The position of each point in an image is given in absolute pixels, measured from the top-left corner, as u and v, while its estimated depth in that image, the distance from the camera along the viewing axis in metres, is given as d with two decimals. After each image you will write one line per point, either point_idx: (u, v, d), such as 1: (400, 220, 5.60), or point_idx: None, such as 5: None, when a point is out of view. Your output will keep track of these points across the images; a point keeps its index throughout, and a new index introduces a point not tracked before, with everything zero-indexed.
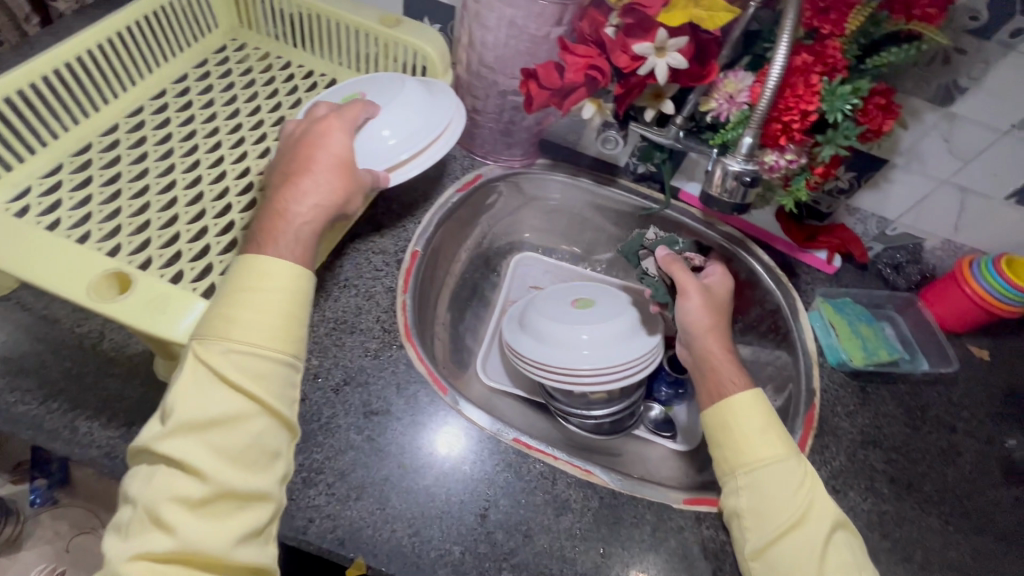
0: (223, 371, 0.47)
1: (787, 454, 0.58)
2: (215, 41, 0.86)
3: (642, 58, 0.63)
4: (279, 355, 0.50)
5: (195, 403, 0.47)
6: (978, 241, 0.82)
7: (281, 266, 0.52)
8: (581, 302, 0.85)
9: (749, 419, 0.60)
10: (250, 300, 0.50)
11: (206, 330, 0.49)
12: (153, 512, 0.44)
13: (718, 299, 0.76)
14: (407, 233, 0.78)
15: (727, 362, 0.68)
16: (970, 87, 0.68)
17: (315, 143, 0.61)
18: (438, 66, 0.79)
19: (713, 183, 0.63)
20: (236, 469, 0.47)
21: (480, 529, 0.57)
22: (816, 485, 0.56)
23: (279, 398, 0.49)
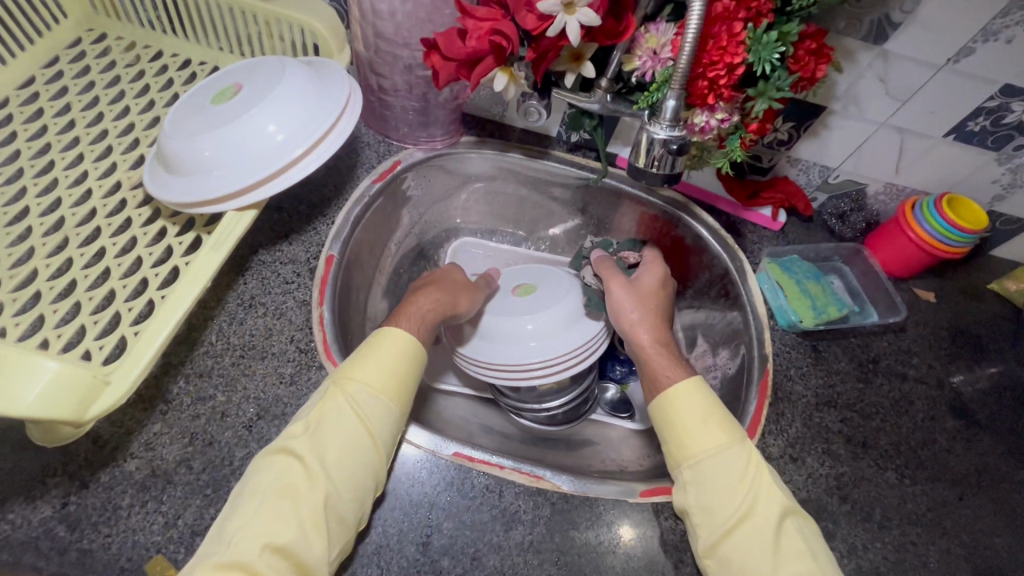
0: (357, 405, 0.53)
1: (731, 442, 0.57)
2: (67, 34, 0.74)
3: (550, 17, 0.55)
4: (392, 402, 0.55)
5: (325, 427, 0.52)
6: (920, 183, 0.80)
7: (399, 332, 0.59)
8: (523, 288, 0.79)
9: (691, 409, 0.59)
10: (385, 353, 0.57)
11: (354, 371, 0.56)
12: (278, 506, 0.48)
13: (646, 292, 0.73)
14: (319, 237, 0.70)
15: (662, 356, 0.66)
16: (903, 21, 0.63)
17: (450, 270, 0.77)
18: (330, 42, 0.69)
19: (639, 155, 0.57)
20: (345, 492, 0.50)
21: (423, 559, 0.53)
22: (761, 472, 0.55)
23: (384, 439, 0.53)
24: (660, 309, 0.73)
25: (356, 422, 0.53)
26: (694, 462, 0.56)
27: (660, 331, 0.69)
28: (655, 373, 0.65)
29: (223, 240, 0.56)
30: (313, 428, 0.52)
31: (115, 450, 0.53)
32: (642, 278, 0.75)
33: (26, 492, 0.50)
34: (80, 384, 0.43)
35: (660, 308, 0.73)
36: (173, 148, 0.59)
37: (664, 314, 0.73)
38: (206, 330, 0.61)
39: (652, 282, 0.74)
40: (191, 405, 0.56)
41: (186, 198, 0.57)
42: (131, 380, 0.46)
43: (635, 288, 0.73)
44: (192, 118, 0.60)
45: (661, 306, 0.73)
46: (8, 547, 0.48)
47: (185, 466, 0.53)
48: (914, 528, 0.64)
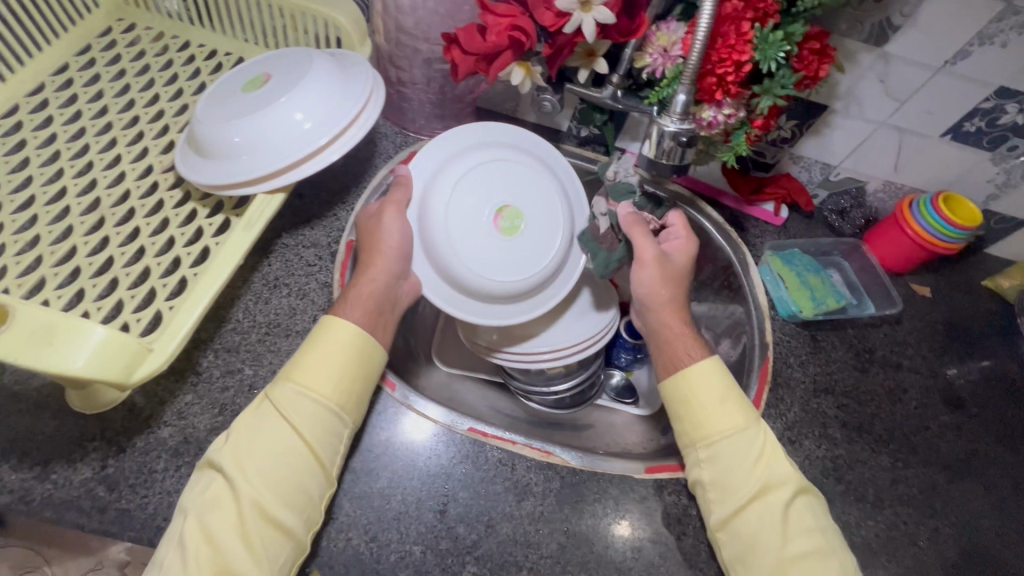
0: (287, 410, 0.52)
1: (746, 425, 0.59)
2: (98, 23, 0.76)
3: (567, 14, 0.58)
4: (325, 405, 0.53)
5: (252, 436, 0.51)
6: (916, 182, 0.83)
7: (348, 325, 0.56)
8: (506, 217, 0.63)
9: (713, 391, 0.60)
10: (314, 354, 0.54)
11: (283, 374, 0.54)
12: (201, 520, 0.48)
13: (680, 264, 0.69)
14: (339, 222, 0.73)
15: (685, 332, 0.65)
16: (903, 24, 0.66)
17: (382, 215, 0.63)
18: (354, 36, 0.72)
19: (650, 147, 0.60)
20: (275, 500, 0.49)
21: (440, 526, 0.56)
22: (774, 451, 0.58)
23: (321, 444, 0.52)
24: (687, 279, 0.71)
25: (288, 428, 0.51)
26: (712, 441, 0.59)
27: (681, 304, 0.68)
28: (676, 342, 0.64)
29: (255, 220, 0.59)
30: (239, 438, 0.51)
31: (150, 418, 0.56)
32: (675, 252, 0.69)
33: (68, 455, 0.53)
34: (125, 351, 0.46)
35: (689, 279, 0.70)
36: (205, 133, 0.61)
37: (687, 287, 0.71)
38: (233, 308, 0.64)
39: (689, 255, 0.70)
40: (221, 378, 0.59)
41: (217, 181, 0.60)
42: (171, 347, 0.49)
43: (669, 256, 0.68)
44: (224, 105, 0.63)
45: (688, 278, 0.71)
46: (51, 505, 0.51)
47: (216, 435, 0.56)
48: (905, 508, 0.67)
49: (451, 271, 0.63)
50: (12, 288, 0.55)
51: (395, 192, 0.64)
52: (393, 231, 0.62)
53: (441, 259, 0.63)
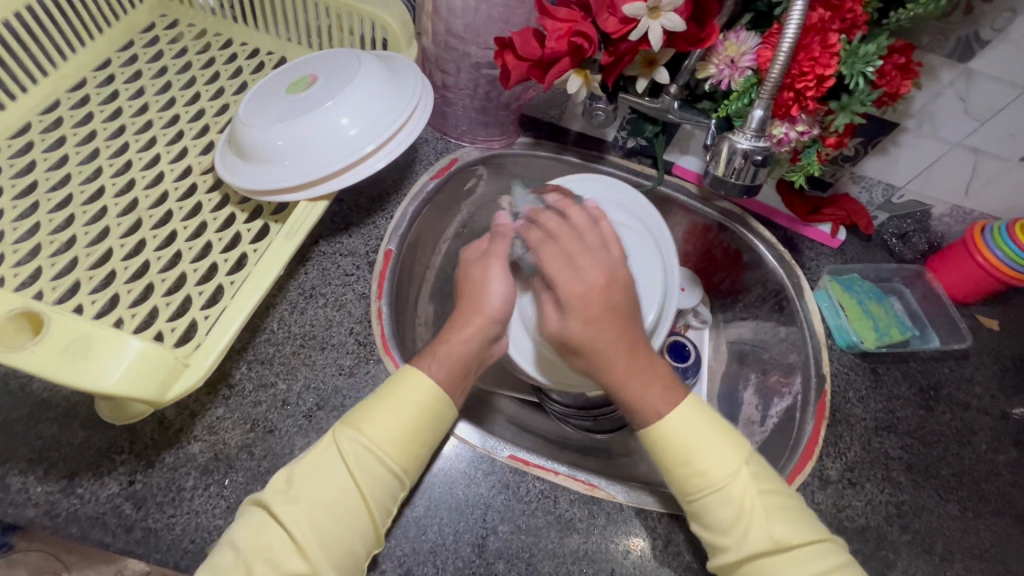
0: (351, 463, 0.48)
1: (720, 483, 0.51)
2: (141, 19, 0.74)
3: (634, 20, 0.54)
4: (392, 463, 0.49)
5: (311, 485, 0.48)
6: (987, 207, 0.77)
7: (425, 384, 0.52)
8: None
9: (684, 443, 0.52)
10: (392, 408, 0.51)
11: (355, 422, 0.51)
12: (248, 566, 0.44)
13: (590, 295, 0.59)
14: (378, 230, 0.70)
15: (631, 360, 0.57)
16: (993, 39, 0.60)
17: (488, 267, 0.65)
18: (400, 39, 0.69)
19: (718, 164, 0.57)
20: (326, 558, 0.45)
21: (479, 560, 0.53)
22: (750, 511, 0.50)
23: (381, 501, 0.49)
24: (610, 303, 0.59)
25: (352, 483, 0.48)
26: (688, 498, 0.52)
27: (626, 332, 0.59)
28: (634, 398, 0.56)
29: (296, 231, 0.57)
30: (295, 484, 0.48)
31: (180, 432, 0.53)
32: (583, 270, 0.60)
33: (94, 468, 0.51)
34: (161, 365, 0.44)
35: (612, 321, 0.58)
36: (248, 137, 0.59)
37: (621, 311, 0.59)
38: (268, 318, 0.61)
39: (569, 286, 0.60)
40: (253, 391, 0.57)
41: (257, 186, 0.58)
42: (209, 360, 0.48)
43: (571, 297, 0.59)
44: (267, 107, 0.61)
45: (608, 305, 0.59)
46: (76, 522, 0.49)
47: (247, 452, 0.53)
48: (977, 563, 0.62)
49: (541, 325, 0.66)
50: (45, 292, 0.53)
51: (498, 243, 0.67)
52: (497, 291, 0.64)
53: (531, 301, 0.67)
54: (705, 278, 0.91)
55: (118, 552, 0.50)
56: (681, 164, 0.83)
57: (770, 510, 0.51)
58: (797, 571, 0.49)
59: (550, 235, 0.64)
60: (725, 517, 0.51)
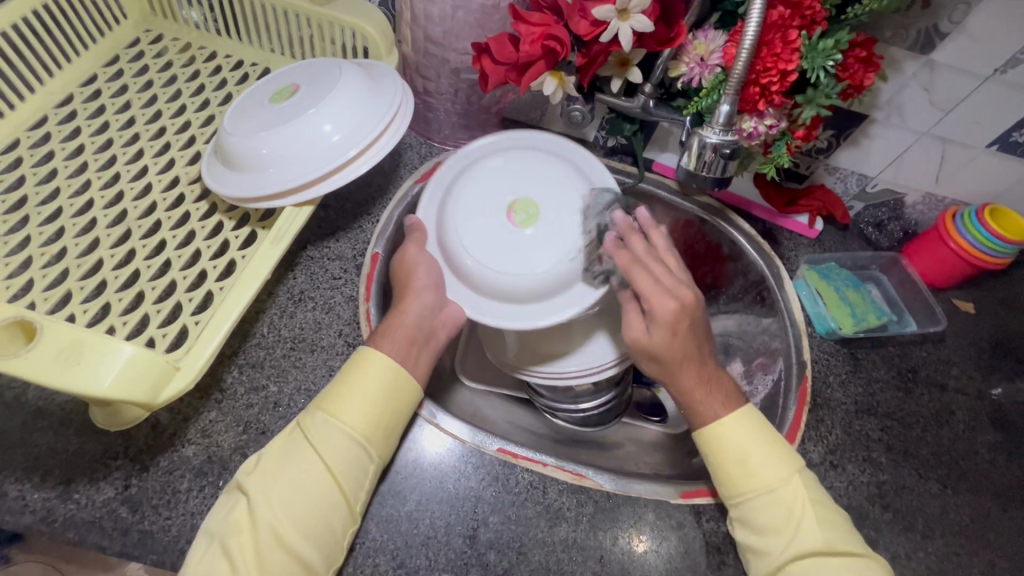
0: (318, 440, 0.50)
1: (770, 486, 0.54)
2: (126, 35, 0.76)
3: (604, 22, 0.56)
4: (356, 438, 0.51)
5: (281, 462, 0.50)
6: (958, 193, 0.79)
7: (380, 358, 0.54)
8: (519, 210, 0.60)
9: (736, 448, 0.56)
10: (353, 386, 0.53)
11: (321, 402, 0.53)
12: (225, 544, 0.47)
13: (660, 351, 0.58)
14: (365, 234, 0.71)
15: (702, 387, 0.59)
16: (952, 31, 0.62)
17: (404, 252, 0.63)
18: (381, 47, 0.70)
19: (689, 158, 0.59)
20: (296, 528, 0.47)
21: (470, 552, 0.54)
22: (803, 516, 0.53)
23: (349, 476, 0.50)
24: (687, 339, 0.58)
25: (318, 459, 0.50)
26: (738, 499, 0.55)
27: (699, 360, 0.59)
28: (699, 409, 0.59)
29: (282, 235, 0.59)
30: (268, 463, 0.50)
31: (174, 435, 0.55)
32: (652, 312, 0.57)
33: (90, 474, 0.52)
34: (152, 369, 0.46)
35: (690, 351, 0.58)
36: (233, 147, 0.60)
37: (694, 355, 0.59)
38: (258, 322, 0.63)
39: (668, 318, 0.57)
40: (245, 395, 0.58)
41: (243, 194, 0.59)
42: (199, 363, 0.49)
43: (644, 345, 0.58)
44: (251, 117, 0.62)
45: (691, 327, 0.58)
46: (73, 526, 0.50)
47: (241, 454, 0.55)
48: (957, 539, 0.63)
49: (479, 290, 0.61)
50: (38, 303, 0.54)
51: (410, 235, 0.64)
52: (421, 262, 0.62)
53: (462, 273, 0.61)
54: (689, 272, 0.93)
55: (116, 555, 0.51)
56: (661, 161, 0.85)
57: (819, 517, 0.53)
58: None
59: (623, 268, 0.59)
60: (773, 518, 0.53)
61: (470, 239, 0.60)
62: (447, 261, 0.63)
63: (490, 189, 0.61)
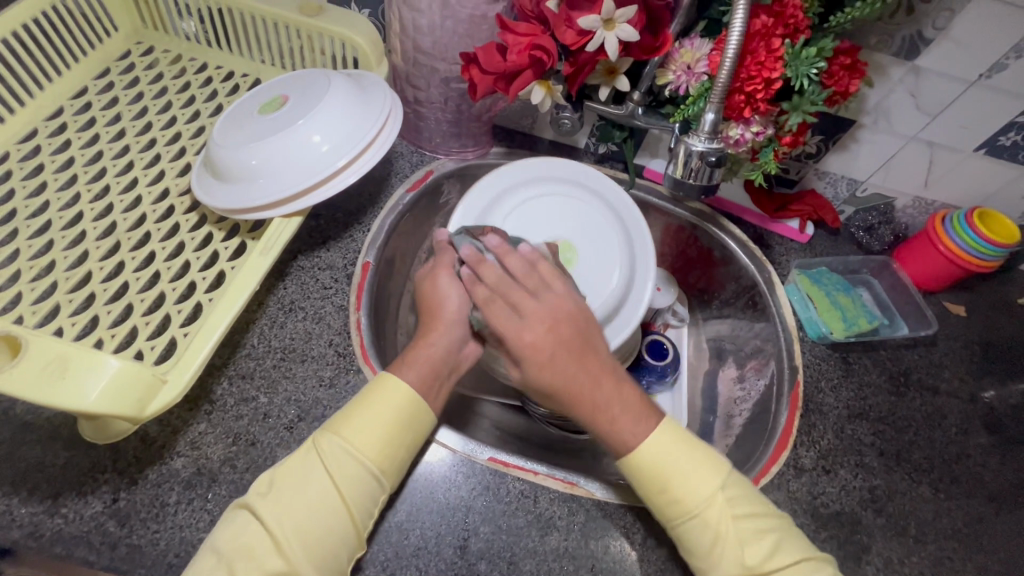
0: (331, 467, 0.50)
1: (693, 511, 0.52)
2: (116, 47, 0.76)
3: (590, 32, 0.56)
4: (371, 465, 0.50)
5: (294, 487, 0.49)
6: (947, 197, 0.79)
7: (401, 387, 0.53)
8: (562, 251, 0.72)
9: (657, 470, 0.53)
10: (368, 412, 0.52)
11: (333, 427, 0.52)
12: (230, 568, 0.46)
13: (524, 351, 0.56)
14: (355, 244, 0.71)
15: (607, 386, 0.56)
16: (936, 37, 0.63)
17: (436, 277, 0.62)
18: (370, 57, 0.70)
19: (676, 165, 0.60)
20: (308, 555, 0.47)
21: (461, 562, 0.54)
22: (723, 537, 0.51)
23: (361, 503, 0.50)
24: (563, 341, 0.56)
25: (331, 486, 0.49)
26: (670, 523, 0.53)
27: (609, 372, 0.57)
28: (612, 432, 0.55)
29: (271, 246, 0.59)
30: (277, 488, 0.49)
31: (163, 448, 0.54)
32: (526, 322, 0.57)
33: (78, 488, 0.52)
34: (138, 382, 0.46)
35: (570, 358, 0.56)
36: (223, 158, 0.60)
37: (575, 349, 0.56)
38: (249, 332, 0.63)
39: (538, 317, 0.57)
40: (235, 406, 0.58)
41: (232, 205, 0.59)
42: (186, 376, 0.49)
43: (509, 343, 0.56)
44: (240, 128, 0.62)
45: (570, 334, 0.56)
46: (61, 541, 0.50)
47: (230, 465, 0.54)
48: (950, 544, 0.63)
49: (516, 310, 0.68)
50: (26, 316, 0.54)
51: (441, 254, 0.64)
52: (452, 294, 0.61)
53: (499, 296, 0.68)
54: (681, 277, 0.93)
55: (103, 569, 0.50)
56: (651, 167, 0.85)
57: (745, 535, 0.51)
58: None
59: (495, 287, 0.59)
60: (704, 537, 0.51)
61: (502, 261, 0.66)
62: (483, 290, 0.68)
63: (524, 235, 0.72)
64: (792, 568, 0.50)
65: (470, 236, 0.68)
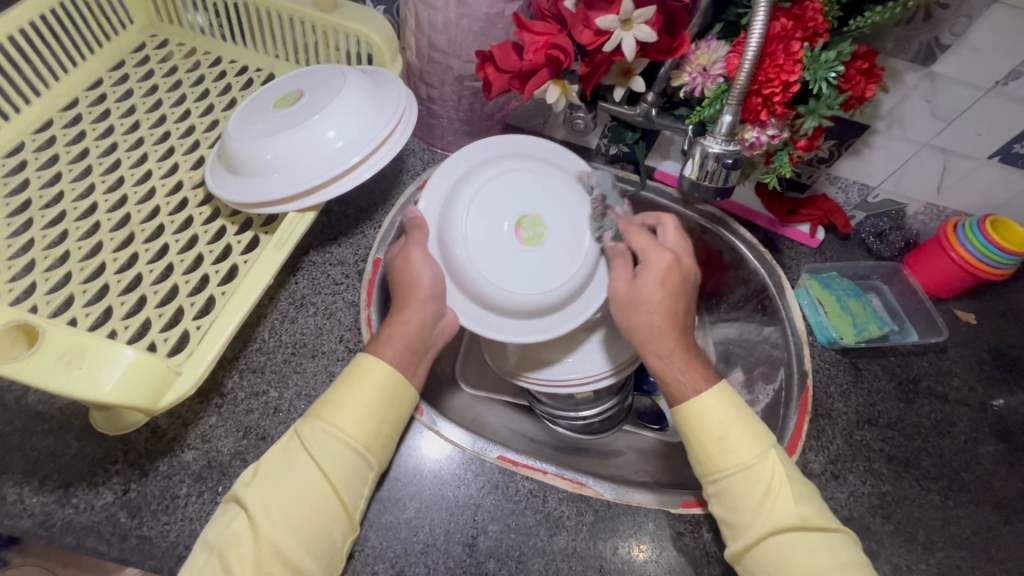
0: (315, 450, 0.50)
1: (747, 463, 0.54)
2: (131, 40, 0.76)
3: (607, 32, 0.56)
4: (357, 447, 0.51)
5: (279, 473, 0.49)
6: (959, 204, 0.79)
7: (382, 365, 0.54)
8: (528, 226, 0.62)
9: (712, 421, 0.55)
10: (351, 396, 0.52)
11: (316, 411, 0.52)
12: (222, 556, 0.46)
13: (641, 298, 0.60)
14: (367, 240, 0.71)
15: (681, 357, 0.59)
16: (953, 44, 0.62)
17: (409, 256, 0.61)
18: (385, 54, 0.70)
19: (692, 167, 0.59)
20: (295, 538, 0.47)
21: (469, 560, 0.54)
22: (779, 491, 0.52)
23: (349, 485, 0.50)
24: (670, 299, 0.60)
25: (316, 468, 0.49)
26: (718, 472, 0.54)
27: (675, 330, 0.60)
28: (666, 379, 0.59)
29: (285, 241, 0.59)
30: (262, 475, 0.49)
31: (173, 440, 0.55)
32: (638, 283, 0.61)
33: (89, 478, 0.52)
34: (153, 375, 0.46)
35: (666, 313, 0.60)
36: (238, 152, 0.60)
37: (674, 311, 0.60)
38: (260, 326, 0.63)
39: (657, 271, 0.60)
40: (246, 399, 0.58)
41: (246, 199, 0.59)
42: (200, 369, 0.49)
43: (625, 293, 0.62)
44: (255, 122, 0.62)
45: (683, 283, 0.61)
46: (72, 531, 0.50)
47: (240, 459, 0.55)
48: (958, 552, 0.63)
49: (482, 297, 0.62)
50: (40, 306, 0.54)
51: (413, 232, 0.62)
52: (425, 270, 0.60)
53: (467, 284, 0.61)
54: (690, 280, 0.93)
55: (114, 560, 0.50)
56: (663, 169, 0.85)
57: (798, 494, 0.53)
58: (814, 555, 0.50)
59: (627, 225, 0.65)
60: (755, 487, 0.53)
61: (464, 242, 0.60)
62: (447, 270, 0.62)
63: (490, 210, 0.61)
64: (830, 534, 0.52)
65: (444, 223, 0.62)
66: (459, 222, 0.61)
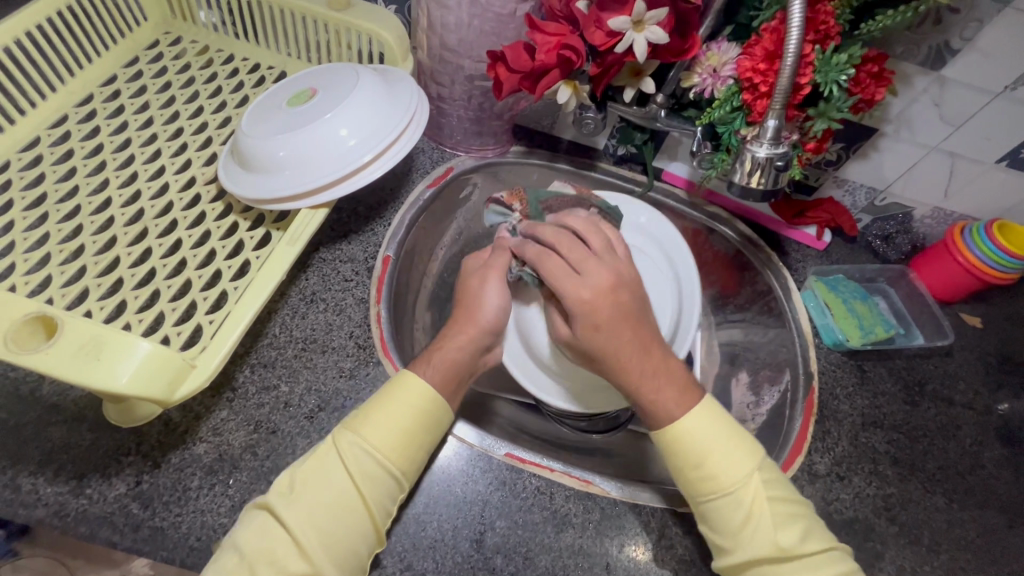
0: (351, 465, 0.50)
1: (727, 488, 0.52)
2: (145, 37, 0.77)
3: (619, 33, 0.57)
4: (391, 465, 0.51)
5: (314, 486, 0.49)
6: (966, 208, 0.79)
7: (421, 384, 0.54)
8: None
9: (697, 450, 0.54)
10: (389, 413, 0.52)
11: (353, 425, 0.52)
12: (250, 566, 0.46)
13: (587, 311, 0.57)
14: (376, 237, 0.72)
15: (648, 363, 0.57)
16: (962, 48, 0.63)
17: (486, 279, 0.64)
18: (397, 54, 0.71)
19: (741, 174, 0.59)
20: (328, 554, 0.47)
21: (478, 556, 0.54)
22: (760, 514, 0.52)
23: (379, 500, 0.50)
24: (621, 303, 0.58)
25: (352, 483, 0.49)
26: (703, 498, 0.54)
27: (638, 333, 0.58)
28: (651, 400, 0.56)
29: (298, 236, 0.59)
30: (295, 487, 0.49)
31: (185, 433, 0.55)
32: (583, 289, 0.58)
33: (102, 469, 0.52)
34: (169, 368, 0.46)
35: (622, 320, 0.57)
36: (251, 148, 0.61)
37: (631, 314, 0.58)
38: (271, 321, 0.63)
39: (597, 281, 0.58)
40: (256, 394, 0.58)
41: (259, 195, 0.60)
42: (214, 363, 0.50)
43: (572, 299, 0.58)
44: (268, 119, 0.63)
45: (621, 281, 0.59)
46: (85, 521, 0.51)
47: (251, 453, 0.55)
48: (963, 554, 0.63)
49: (535, 337, 0.65)
50: (55, 299, 0.55)
51: (495, 255, 0.66)
52: (490, 299, 0.63)
53: (523, 321, 0.66)
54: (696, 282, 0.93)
55: (126, 551, 0.51)
56: (671, 171, 0.86)
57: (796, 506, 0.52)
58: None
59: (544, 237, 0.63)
60: (740, 510, 0.52)
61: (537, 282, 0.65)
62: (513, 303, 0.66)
63: None
64: (824, 554, 0.52)
65: (522, 253, 0.65)
66: (533, 259, 0.65)
